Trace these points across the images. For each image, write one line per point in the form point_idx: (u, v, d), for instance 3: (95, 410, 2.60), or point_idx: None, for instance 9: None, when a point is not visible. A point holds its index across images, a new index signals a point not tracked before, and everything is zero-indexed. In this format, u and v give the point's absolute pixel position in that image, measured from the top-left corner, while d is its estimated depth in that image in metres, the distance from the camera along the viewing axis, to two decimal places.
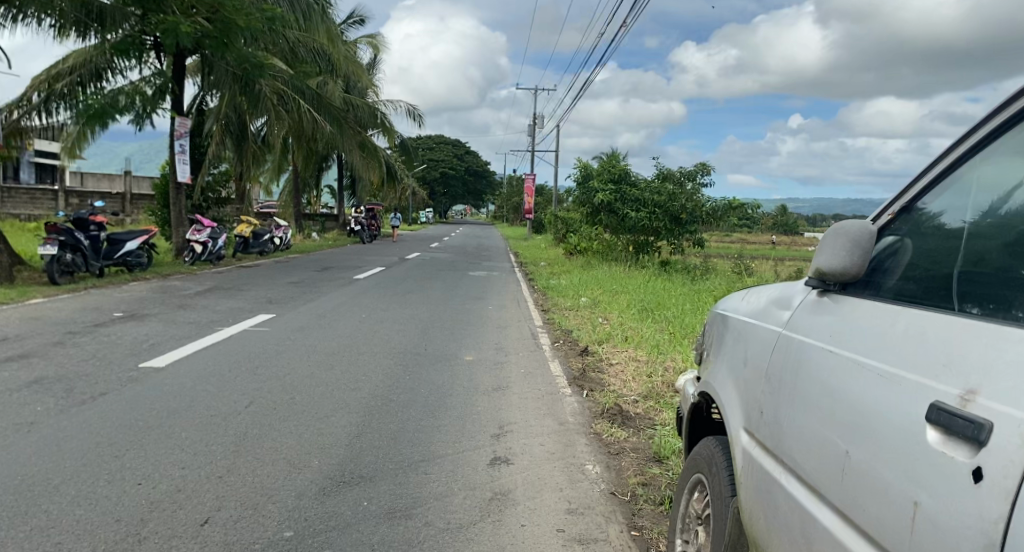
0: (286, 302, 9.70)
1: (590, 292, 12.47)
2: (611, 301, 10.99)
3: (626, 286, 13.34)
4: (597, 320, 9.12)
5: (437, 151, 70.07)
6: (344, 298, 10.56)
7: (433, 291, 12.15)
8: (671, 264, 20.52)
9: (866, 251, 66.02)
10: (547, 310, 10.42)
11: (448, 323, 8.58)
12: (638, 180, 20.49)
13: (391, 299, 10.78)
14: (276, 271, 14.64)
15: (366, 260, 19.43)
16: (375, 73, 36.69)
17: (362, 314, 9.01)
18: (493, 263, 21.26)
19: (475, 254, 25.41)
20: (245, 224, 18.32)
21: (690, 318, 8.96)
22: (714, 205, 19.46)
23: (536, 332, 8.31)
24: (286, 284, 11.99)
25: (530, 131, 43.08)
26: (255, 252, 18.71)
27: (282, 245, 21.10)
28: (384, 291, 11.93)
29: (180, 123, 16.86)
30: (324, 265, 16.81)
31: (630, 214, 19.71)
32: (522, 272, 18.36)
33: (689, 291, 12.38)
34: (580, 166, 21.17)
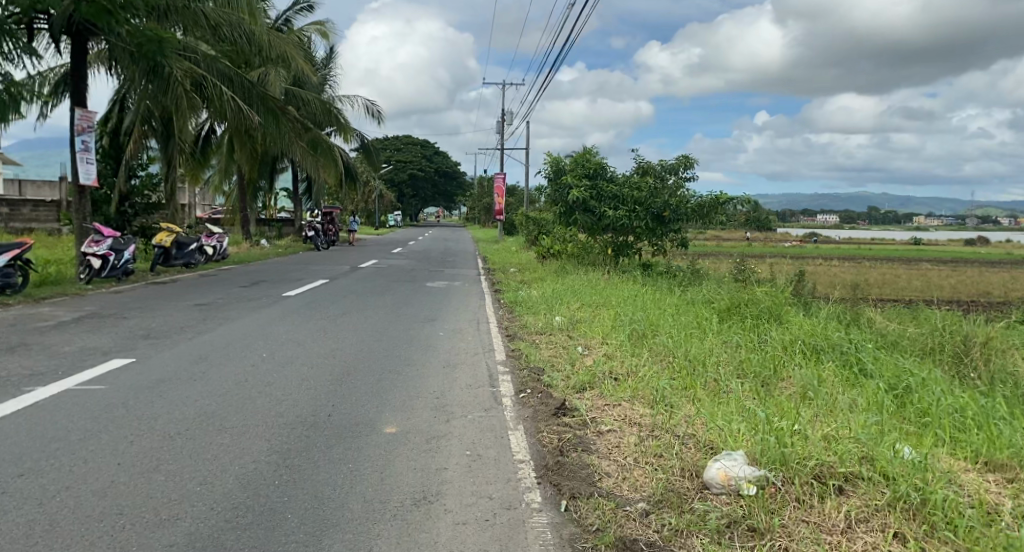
0: (172, 335, 7.48)
1: (568, 309, 10.36)
2: (591, 322, 8.87)
3: (607, 299, 11.26)
4: (576, 352, 7.03)
5: (404, 152, 67.69)
6: (257, 326, 8.36)
7: (374, 311, 9.99)
8: (653, 267, 18.52)
9: (842, 243, 65.16)
10: (513, 335, 8.31)
11: (378, 363, 6.40)
12: (615, 176, 18.57)
13: (318, 324, 8.61)
14: (192, 288, 12.32)
15: (312, 270, 17.17)
16: (330, 67, 34.36)
17: (264, 351, 6.82)
18: (457, 271, 19.16)
19: (439, 260, 23.17)
20: (165, 232, 15.88)
21: (696, 346, 6.85)
22: (699, 201, 17.46)
23: (495, 374, 6.15)
24: (192, 308, 9.73)
25: (500, 127, 40.97)
26: (181, 265, 16.38)
27: (217, 255, 18.76)
28: (315, 313, 9.75)
29: (80, 115, 14.39)
30: (256, 279, 14.52)
31: (607, 212, 17.77)
32: (488, 281, 16.25)
33: (683, 304, 10.36)
34: (550, 161, 19.12)
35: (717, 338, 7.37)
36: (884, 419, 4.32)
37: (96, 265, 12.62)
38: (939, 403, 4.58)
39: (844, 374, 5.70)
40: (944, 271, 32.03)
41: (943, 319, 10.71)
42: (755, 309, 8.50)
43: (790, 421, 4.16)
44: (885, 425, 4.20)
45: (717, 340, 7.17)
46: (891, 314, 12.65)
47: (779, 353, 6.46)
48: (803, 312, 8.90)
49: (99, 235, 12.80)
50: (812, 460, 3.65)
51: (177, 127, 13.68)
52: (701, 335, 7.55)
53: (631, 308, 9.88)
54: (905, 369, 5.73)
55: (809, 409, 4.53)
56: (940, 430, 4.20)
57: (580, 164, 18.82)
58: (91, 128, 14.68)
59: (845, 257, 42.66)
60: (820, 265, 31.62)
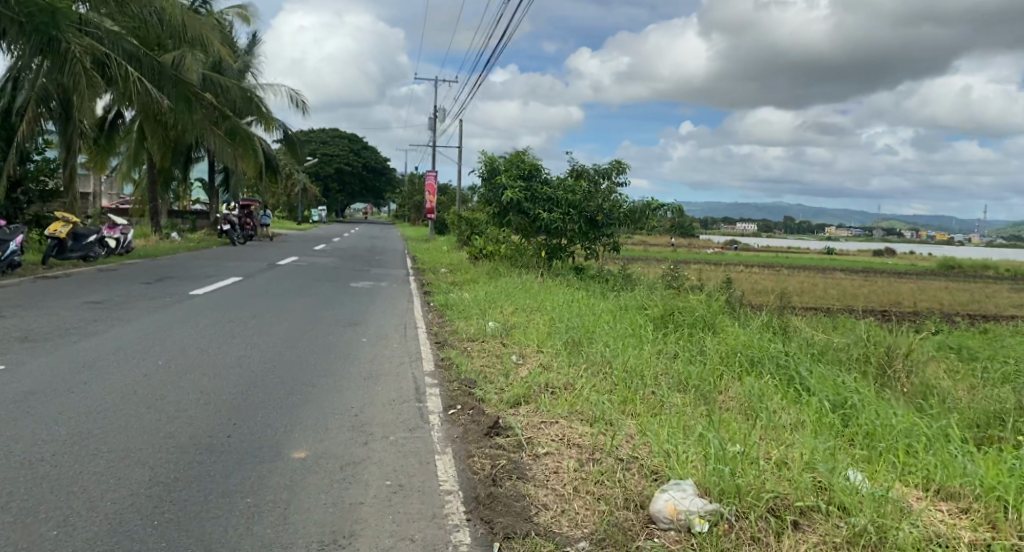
0: (56, 338, 6.67)
1: (499, 314, 9.98)
2: (524, 329, 8.50)
3: (539, 304, 10.94)
4: (510, 362, 6.64)
5: (333, 146, 65.93)
6: (157, 327, 7.62)
7: (292, 313, 9.33)
8: (585, 270, 18.38)
9: (762, 251, 67.48)
10: (442, 341, 7.85)
11: (291, 375, 5.82)
12: (548, 178, 18.34)
13: (228, 327, 7.92)
14: (91, 284, 11.28)
15: (229, 267, 16.17)
16: (255, 54, 32.90)
17: (162, 357, 6.14)
18: (384, 270, 18.50)
19: (367, 258, 22.40)
20: (63, 222, 14.62)
21: (633, 357, 6.56)
22: (632, 206, 17.42)
23: (422, 387, 5.68)
24: (85, 306, 8.82)
25: (433, 124, 40.28)
26: (77, 257, 15.11)
27: (123, 247, 17.48)
28: (225, 314, 9.01)
29: None
30: (165, 274, 13.51)
31: (540, 215, 17.52)
32: (417, 282, 15.69)
33: (618, 310, 10.14)
34: (483, 160, 18.71)
35: (653, 348, 7.13)
36: (834, 443, 4.09)
37: None
38: (885, 424, 4.39)
39: (786, 390, 5.52)
40: (857, 281, 33.45)
41: (868, 329, 10.89)
42: (690, 317, 8.32)
43: (739, 445, 3.88)
44: (835, 449, 3.96)
45: (655, 351, 6.91)
46: (817, 322, 12.85)
47: (718, 366, 6.24)
48: (738, 321, 8.79)
49: None
50: (767, 492, 3.36)
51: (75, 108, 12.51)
52: (637, 344, 7.30)
53: (565, 314, 9.57)
54: (844, 383, 5.59)
55: (757, 431, 4.26)
56: (890, 454, 4.00)
57: (513, 164, 18.50)
58: None
59: (766, 264, 44.06)
60: (743, 272, 32.45)
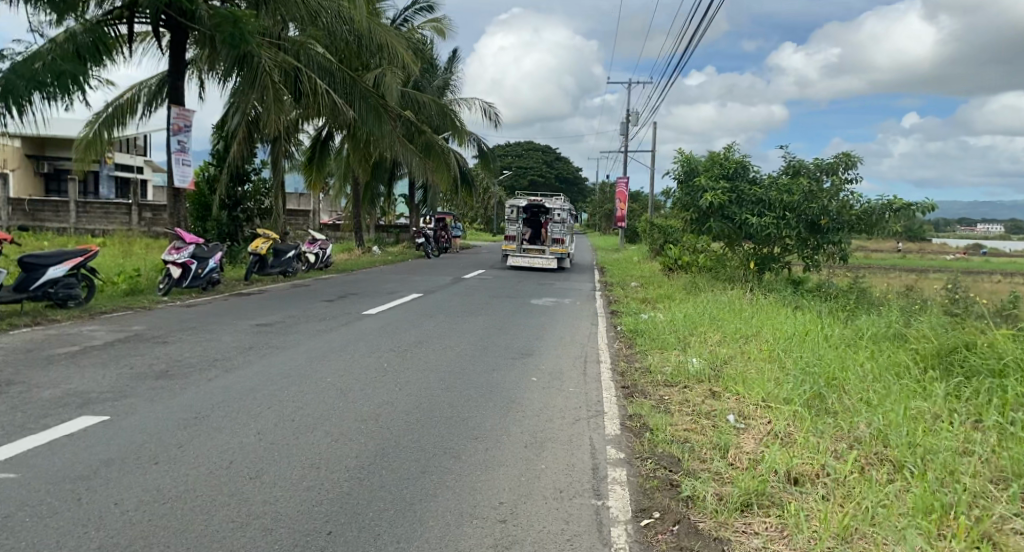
0: (193, 372, 5.90)
1: (704, 345, 8.06)
2: (741, 371, 6.55)
3: (756, 333, 8.83)
4: (732, 427, 4.82)
5: (526, 159, 66.51)
6: (307, 356, 6.71)
7: (460, 339, 8.12)
8: (804, 284, 15.59)
9: (1013, 258, 57.21)
10: (632, 385, 6.15)
11: (433, 438, 4.42)
12: (759, 177, 15.86)
13: (382, 358, 6.81)
14: (271, 304, 10.99)
15: (412, 281, 15.70)
16: (450, 70, 33.44)
17: (286, 403, 5.05)
18: (570, 283, 17.09)
19: (554, 271, 21.20)
20: (261, 239, 14.91)
21: (924, 436, 4.42)
22: (867, 207, 14.39)
23: (603, 469, 4.03)
24: (252, 328, 8.27)
25: (625, 130, 38.54)
26: (276, 273, 15.39)
27: (321, 263, 17.79)
28: (389, 338, 8.04)
29: (176, 114, 13.60)
30: (346, 292, 13.13)
31: (750, 219, 15.11)
32: (606, 299, 14.07)
33: (867, 344, 7.77)
34: (680, 160, 16.63)
35: (949, 418, 4.90)
36: None
37: (175, 274, 11.46)
38: None
39: None
40: None
41: None
42: (989, 361, 5.89)
43: None
44: None
45: (949, 421, 4.72)
46: None
47: None
48: None
49: (181, 240, 11.70)
50: None
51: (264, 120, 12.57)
52: (917, 405, 5.10)
53: (795, 350, 7.43)
54: None
55: None
56: None
57: (716, 163, 16.25)
58: (188, 128, 13.91)
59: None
60: (1001, 283, 26.87)
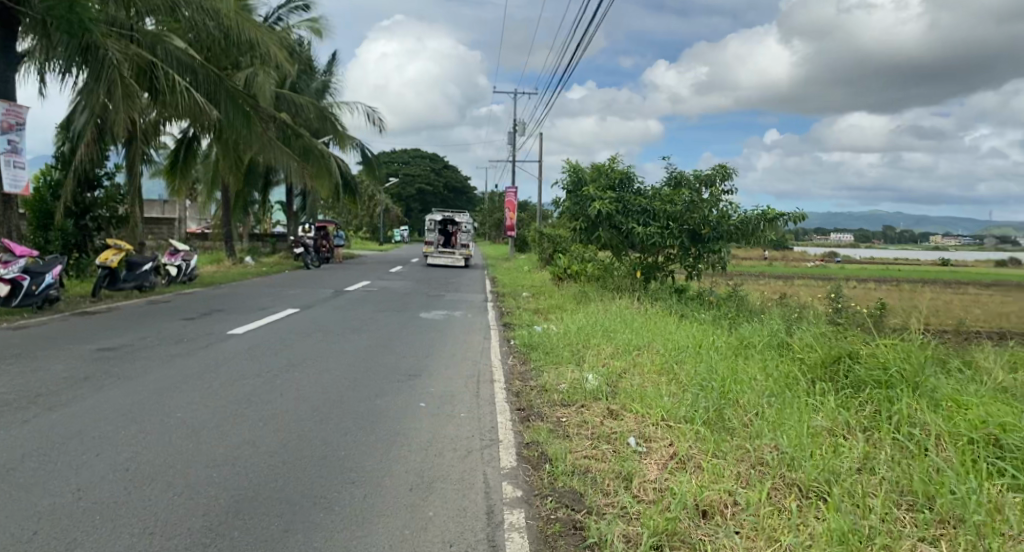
0: (7, 412, 4.92)
1: (598, 359, 7.82)
2: (638, 388, 6.29)
3: (648, 345, 8.71)
4: (634, 452, 4.52)
5: (413, 167, 65.53)
6: (155, 387, 5.81)
7: (339, 360, 7.42)
8: (687, 291, 15.92)
9: (864, 264, 62.33)
10: (527, 406, 5.75)
11: (301, 486, 3.80)
12: (644, 188, 16.10)
13: (248, 386, 6.03)
14: (122, 324, 9.77)
15: (290, 295, 14.68)
16: (331, 73, 32.20)
17: (123, 448, 4.23)
18: (459, 294, 16.61)
19: (442, 281, 20.65)
20: (111, 251, 13.35)
21: (826, 457, 4.27)
22: (744, 217, 14.87)
23: (497, 512, 3.57)
24: (93, 355, 7.18)
25: (511, 139, 38.62)
26: (132, 288, 13.88)
27: (183, 276, 16.32)
28: (257, 362, 7.21)
29: (6, 109, 11.91)
30: (214, 308, 11.99)
31: (636, 229, 15.26)
32: (495, 310, 13.70)
33: (756, 353, 7.80)
34: (567, 169, 16.59)
35: (846, 435, 4.81)
36: None
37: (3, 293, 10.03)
38: None
39: None
40: (996, 296, 29.36)
41: None
42: (874, 370, 5.95)
43: None
44: None
45: (846, 438, 4.64)
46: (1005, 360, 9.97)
47: (974, 474, 3.89)
48: (939, 367, 6.36)
49: (8, 253, 10.19)
50: None
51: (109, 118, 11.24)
52: (813, 421, 4.99)
53: (689, 362, 7.29)
54: None
55: None
56: None
57: (603, 173, 16.35)
58: (21, 125, 12.22)
59: (879, 279, 39.92)
60: (857, 288, 29.01)
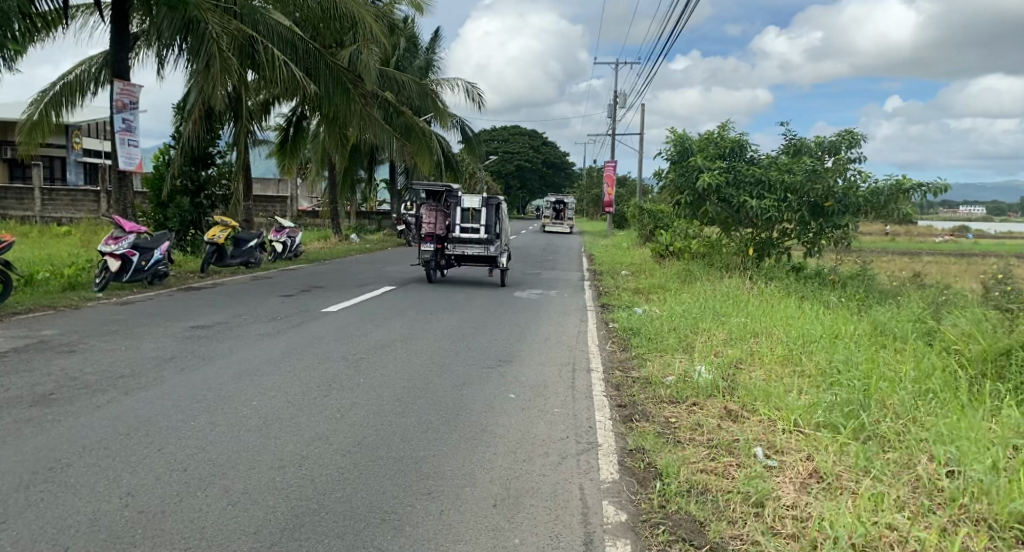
0: (86, 394, 4.73)
1: (712, 349, 7.01)
2: (761, 383, 5.45)
3: (767, 332, 7.79)
4: (768, 467, 3.75)
5: (511, 143, 65.18)
6: (238, 369, 5.53)
7: (428, 343, 6.97)
8: (805, 270, 14.60)
9: (1001, 239, 56.69)
10: (633, 401, 5.05)
11: (370, 497, 3.31)
12: (757, 157, 14.84)
13: (331, 371, 5.66)
14: (221, 301, 9.77)
15: (386, 272, 14.55)
16: (430, 48, 32.05)
17: (188, 443, 3.90)
18: (557, 272, 16.01)
19: (540, 258, 20.09)
20: (219, 228, 13.61)
21: (1021, 487, 3.35)
22: (875, 188, 13.36)
23: (597, 544, 2.94)
24: (186, 332, 7.06)
25: (612, 111, 37.42)
26: (236, 264, 14.16)
27: (289, 252, 16.55)
28: (345, 343, 6.87)
29: (120, 89, 12.21)
30: (311, 285, 11.94)
31: (749, 202, 14.09)
32: (596, 289, 13.00)
33: (899, 343, 6.74)
34: (674, 138, 15.49)
35: None
36: None
37: (114, 268, 10.21)
38: None
39: None
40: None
41: None
42: None
43: None
44: None
45: None
46: None
47: None
48: None
49: (119, 230, 10.36)
50: None
51: (208, 93, 11.31)
52: (990, 434, 4.04)
53: (819, 353, 6.36)
54: None
55: None
56: None
57: (712, 142, 15.21)
58: (135, 104, 12.57)
59: (1020, 256, 36.10)
60: (996, 267, 26.15)
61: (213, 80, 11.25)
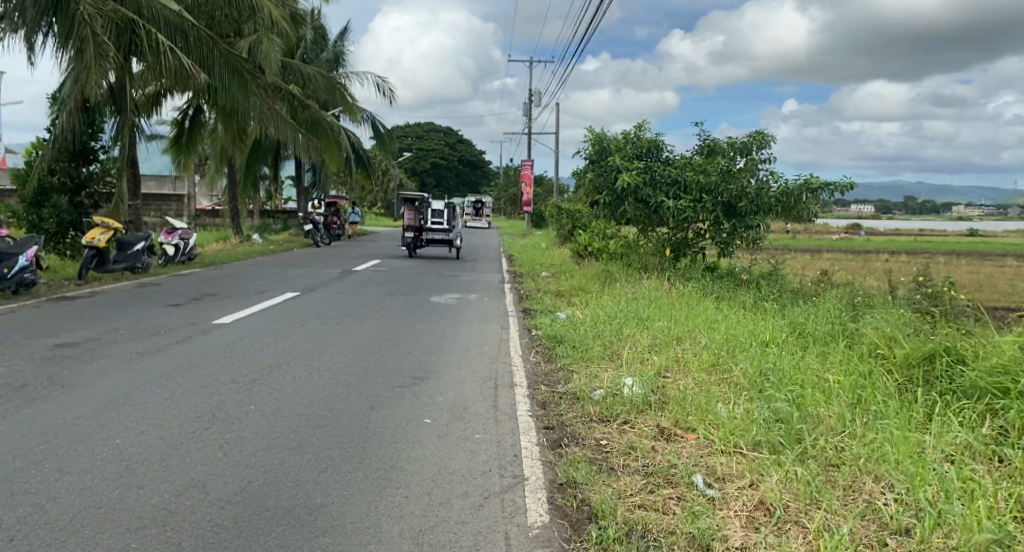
0: None
1: (637, 359, 6.67)
2: (693, 396, 5.14)
3: (691, 338, 7.54)
4: (711, 502, 3.37)
5: (426, 141, 64.17)
6: (102, 397, 4.73)
7: (333, 359, 6.31)
8: (720, 269, 14.69)
9: (890, 236, 60.29)
10: (559, 423, 4.62)
11: None
12: (673, 157, 14.81)
13: (216, 398, 4.94)
14: (98, 313, 8.71)
15: (292, 276, 13.64)
16: (339, 41, 30.84)
17: (18, 502, 3.17)
18: (474, 274, 15.51)
19: (456, 259, 19.54)
20: (100, 229, 12.37)
21: (976, 512, 3.10)
22: (786, 188, 13.55)
23: None
24: (48, 353, 6.13)
25: (527, 110, 37.24)
26: (121, 270, 12.90)
27: (182, 255, 15.35)
28: (236, 361, 6.12)
29: None
30: (206, 293, 10.95)
31: (666, 202, 14.02)
32: (514, 292, 12.58)
33: (823, 347, 6.59)
34: (590, 137, 15.27)
35: (980, 470, 3.64)
36: None
37: None
38: None
39: None
40: None
41: None
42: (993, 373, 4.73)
43: None
44: None
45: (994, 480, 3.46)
46: None
47: None
48: None
49: None
50: None
51: (81, 82, 10.20)
52: (935, 452, 3.82)
53: (748, 361, 6.12)
54: None
55: None
56: None
57: (628, 142, 15.07)
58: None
59: (909, 252, 38.32)
60: (889, 263, 27.53)
61: (87, 67, 10.15)
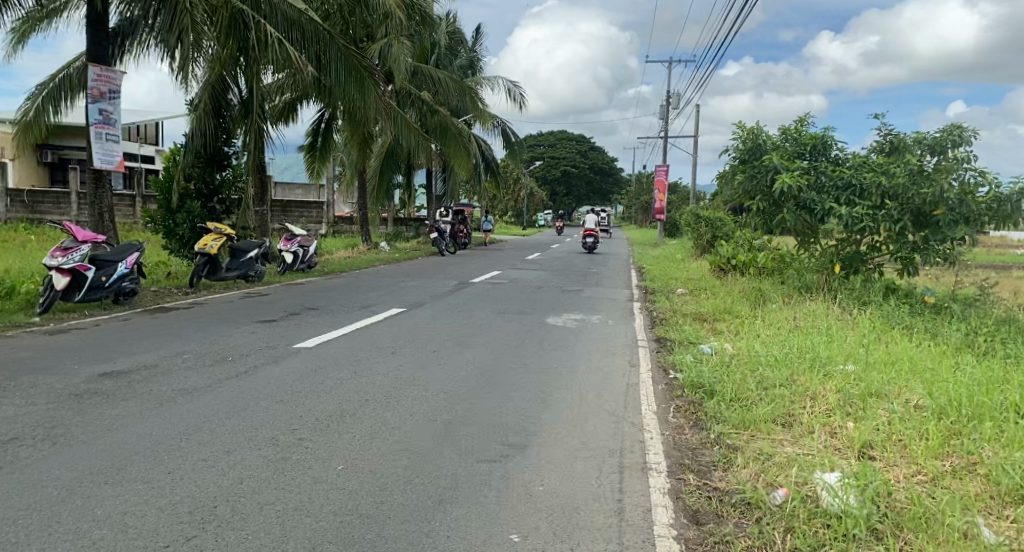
0: None
1: (830, 438, 4.69)
2: (948, 520, 3.21)
3: (898, 397, 5.47)
4: None
5: (558, 148, 63.01)
6: (89, 463, 3.51)
7: (410, 410, 4.84)
8: (901, 292, 12.04)
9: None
10: None
11: None
12: (844, 156, 12.36)
13: (235, 471, 3.60)
14: (183, 329, 7.87)
15: (403, 288, 12.60)
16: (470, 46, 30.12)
17: None
18: (601, 290, 13.79)
19: (583, 272, 17.86)
20: (213, 236, 11.79)
21: None
22: (997, 193, 10.70)
23: None
24: (84, 386, 5.09)
25: (664, 111, 34.86)
26: (233, 278, 12.32)
27: (301, 263, 14.76)
28: (291, 407, 4.80)
29: (97, 75, 10.58)
30: (307, 306, 10.01)
31: (836, 209, 11.64)
32: (646, 314, 10.74)
33: None
34: (743, 135, 13.11)
35: None
36: None
37: (61, 287, 8.49)
38: None
39: None
40: None
41: None
42: None
43: None
44: None
45: None
46: None
47: None
48: None
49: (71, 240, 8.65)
50: None
51: (181, 72, 9.74)
52: None
53: (1010, 457, 4.08)
54: None
55: None
56: None
57: (788, 139, 12.78)
58: (115, 94, 10.95)
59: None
60: None
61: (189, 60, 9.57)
